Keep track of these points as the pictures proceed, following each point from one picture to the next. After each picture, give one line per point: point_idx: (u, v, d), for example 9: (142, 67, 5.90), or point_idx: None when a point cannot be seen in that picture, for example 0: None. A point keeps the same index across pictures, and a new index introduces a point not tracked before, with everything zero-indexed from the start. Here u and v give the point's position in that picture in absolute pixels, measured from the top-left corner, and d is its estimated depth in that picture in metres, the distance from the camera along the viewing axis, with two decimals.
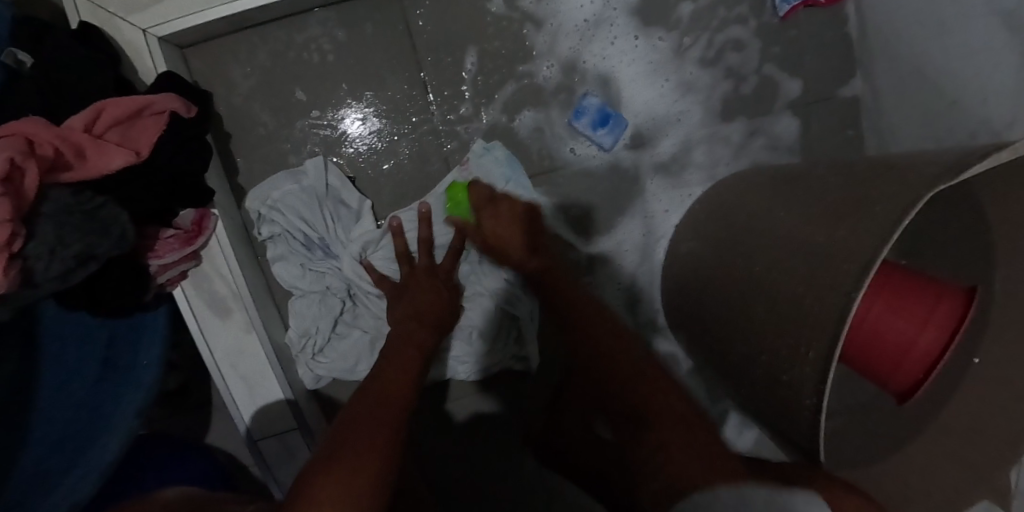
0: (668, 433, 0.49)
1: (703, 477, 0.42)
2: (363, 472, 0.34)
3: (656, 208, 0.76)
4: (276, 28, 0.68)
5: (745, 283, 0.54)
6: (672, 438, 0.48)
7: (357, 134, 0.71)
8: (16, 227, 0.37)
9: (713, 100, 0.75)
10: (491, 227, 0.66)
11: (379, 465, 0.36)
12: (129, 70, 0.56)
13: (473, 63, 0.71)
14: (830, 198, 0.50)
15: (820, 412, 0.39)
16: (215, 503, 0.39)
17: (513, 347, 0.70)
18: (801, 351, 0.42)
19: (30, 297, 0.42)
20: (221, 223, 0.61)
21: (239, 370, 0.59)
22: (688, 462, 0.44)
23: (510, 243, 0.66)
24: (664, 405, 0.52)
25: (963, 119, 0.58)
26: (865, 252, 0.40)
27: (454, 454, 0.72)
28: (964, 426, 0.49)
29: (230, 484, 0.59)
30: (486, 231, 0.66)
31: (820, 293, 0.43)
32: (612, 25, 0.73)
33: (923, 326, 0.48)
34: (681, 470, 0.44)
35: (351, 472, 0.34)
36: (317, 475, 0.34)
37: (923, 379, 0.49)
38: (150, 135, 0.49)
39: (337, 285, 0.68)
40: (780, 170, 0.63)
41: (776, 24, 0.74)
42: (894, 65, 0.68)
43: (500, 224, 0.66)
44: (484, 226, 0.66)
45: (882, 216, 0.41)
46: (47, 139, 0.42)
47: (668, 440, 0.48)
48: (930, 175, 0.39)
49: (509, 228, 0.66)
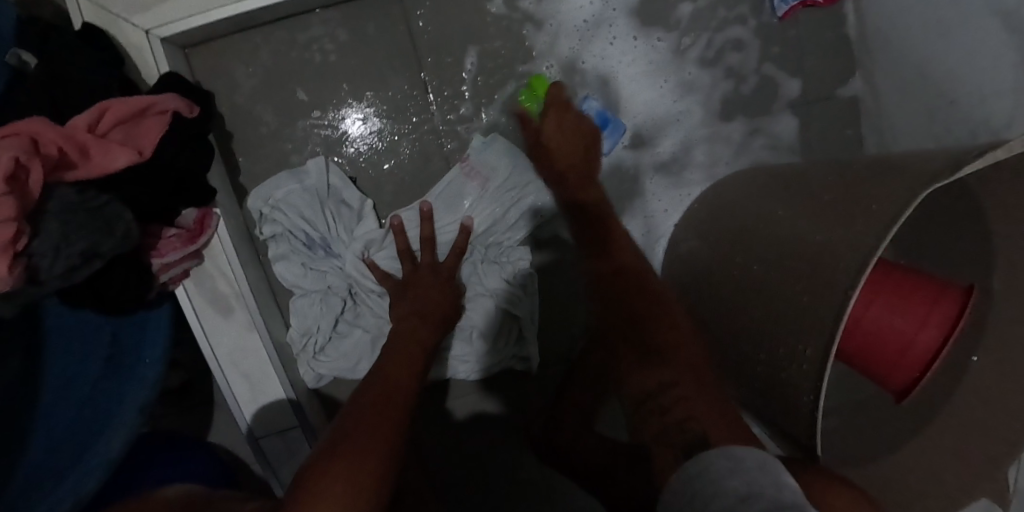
0: (681, 363, 0.49)
1: (708, 426, 0.40)
2: (361, 468, 0.34)
3: (656, 208, 0.76)
4: (278, 29, 0.69)
5: (744, 282, 0.54)
6: (687, 364, 0.49)
7: (358, 134, 0.71)
8: (20, 225, 0.37)
9: (713, 100, 0.75)
10: (556, 134, 0.69)
11: (379, 462, 0.36)
12: (132, 70, 0.56)
13: (473, 64, 0.71)
14: (828, 197, 0.50)
15: (818, 408, 0.39)
16: (218, 500, 0.40)
17: (514, 348, 0.70)
18: (800, 349, 0.43)
19: (34, 295, 0.43)
20: (223, 222, 0.61)
21: (241, 368, 0.59)
22: (695, 405, 0.44)
23: (564, 149, 0.69)
24: (682, 342, 0.51)
25: (962, 119, 0.58)
26: (863, 249, 0.40)
27: (454, 452, 0.73)
28: (964, 424, 0.49)
29: (232, 482, 0.60)
30: (546, 132, 0.69)
31: (818, 291, 0.43)
32: (612, 25, 0.73)
33: (921, 323, 0.48)
34: (689, 412, 0.43)
35: (350, 468, 0.34)
36: (317, 473, 0.34)
37: (919, 378, 0.49)
38: (153, 134, 0.49)
39: (339, 285, 0.69)
40: (779, 169, 0.64)
41: (776, 24, 0.75)
42: (893, 65, 0.68)
43: (563, 130, 0.69)
44: (547, 129, 0.69)
45: (880, 215, 0.41)
46: (51, 137, 0.42)
47: (680, 372, 0.49)
48: (927, 173, 0.39)
49: (568, 140, 0.69)
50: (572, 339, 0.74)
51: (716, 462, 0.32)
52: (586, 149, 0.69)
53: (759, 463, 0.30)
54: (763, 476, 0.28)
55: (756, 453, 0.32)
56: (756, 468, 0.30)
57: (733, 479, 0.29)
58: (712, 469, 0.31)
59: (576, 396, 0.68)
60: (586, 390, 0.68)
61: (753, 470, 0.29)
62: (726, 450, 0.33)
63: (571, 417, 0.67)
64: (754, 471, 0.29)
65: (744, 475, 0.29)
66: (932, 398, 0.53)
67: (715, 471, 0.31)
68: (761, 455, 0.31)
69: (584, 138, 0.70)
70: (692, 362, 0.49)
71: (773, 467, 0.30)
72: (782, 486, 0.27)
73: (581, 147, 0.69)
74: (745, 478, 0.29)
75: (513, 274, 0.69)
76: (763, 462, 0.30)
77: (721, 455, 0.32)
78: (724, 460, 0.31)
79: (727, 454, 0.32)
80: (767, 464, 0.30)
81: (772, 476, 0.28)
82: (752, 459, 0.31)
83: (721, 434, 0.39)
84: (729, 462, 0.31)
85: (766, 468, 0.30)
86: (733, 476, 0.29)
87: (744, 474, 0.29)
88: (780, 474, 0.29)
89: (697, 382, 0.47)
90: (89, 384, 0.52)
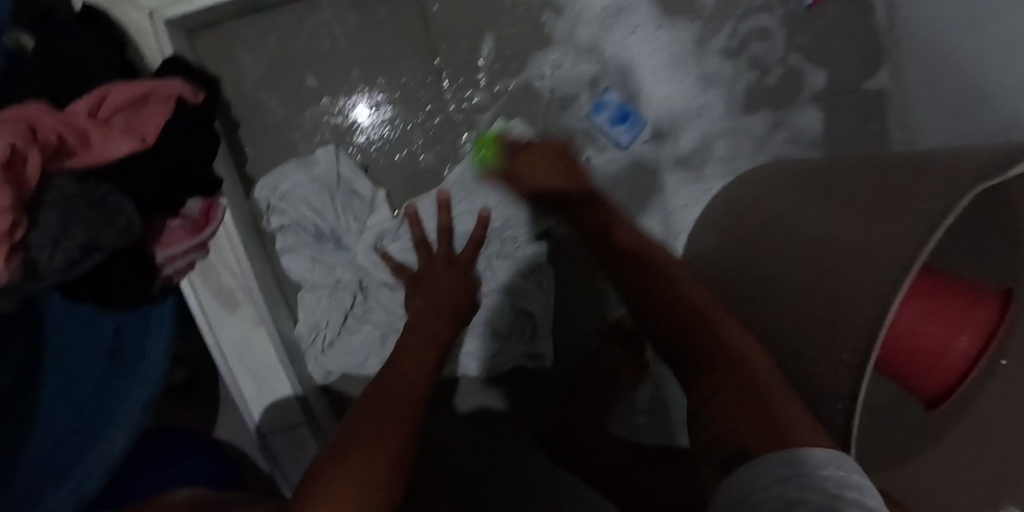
0: (708, 342, 0.42)
1: (747, 429, 0.34)
2: (378, 487, 0.33)
3: (675, 204, 0.74)
4: (287, 12, 0.66)
5: (770, 281, 0.52)
6: (720, 342, 0.41)
7: (369, 122, 0.69)
8: (18, 215, 0.35)
9: (736, 92, 0.72)
10: (527, 173, 0.65)
11: (393, 484, 0.34)
12: (133, 54, 0.54)
13: (489, 51, 0.69)
14: (864, 193, 0.48)
15: (855, 419, 0.37)
16: (227, 505, 0.38)
17: (527, 345, 0.68)
18: (834, 354, 0.41)
19: (31, 288, 0.41)
20: (228, 213, 0.58)
21: (247, 364, 0.57)
22: (749, 422, 0.35)
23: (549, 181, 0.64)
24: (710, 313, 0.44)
25: (997, 114, 0.55)
26: (903, 252, 0.38)
27: (463, 451, 0.71)
28: (997, 431, 0.47)
29: (239, 482, 0.58)
30: (518, 175, 0.65)
31: (856, 293, 0.41)
32: (633, 13, 0.71)
33: (957, 329, 0.47)
34: (730, 421, 0.36)
35: (366, 485, 0.32)
36: (349, 462, 0.33)
37: (955, 388, 0.48)
38: (156, 119, 0.47)
39: (348, 278, 0.66)
40: (805, 164, 0.62)
41: (802, 13, 0.72)
42: (923, 57, 0.66)
43: (537, 166, 0.64)
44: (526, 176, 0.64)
45: (923, 214, 0.39)
46: (49, 124, 0.40)
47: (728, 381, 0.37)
48: (975, 172, 0.38)
49: (550, 171, 0.64)
50: (585, 338, 0.72)
51: (769, 467, 0.29)
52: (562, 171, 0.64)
53: (808, 462, 0.29)
54: (817, 484, 0.27)
55: (801, 450, 0.30)
56: (810, 472, 0.28)
57: (784, 487, 0.28)
58: (761, 475, 0.29)
59: (589, 393, 0.66)
60: (598, 389, 0.67)
61: (803, 473, 0.28)
62: (780, 452, 0.30)
63: (587, 414, 0.66)
64: (807, 475, 0.27)
65: (794, 483, 0.28)
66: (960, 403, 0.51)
67: (766, 472, 0.30)
68: (807, 446, 0.30)
69: (558, 164, 0.64)
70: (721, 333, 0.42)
71: (829, 465, 0.28)
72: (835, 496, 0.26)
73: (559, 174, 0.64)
74: (795, 491, 0.27)
75: (527, 269, 0.67)
76: (812, 461, 0.28)
77: (771, 457, 0.30)
78: (773, 459, 0.30)
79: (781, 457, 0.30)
80: (824, 467, 0.28)
81: (827, 484, 0.27)
82: (803, 458, 0.29)
83: (759, 440, 0.33)
84: (781, 463, 0.29)
85: (818, 472, 0.28)
86: (786, 479, 0.28)
87: (793, 481, 0.28)
88: (833, 475, 0.27)
89: (734, 360, 0.40)
90: (92, 380, 0.51)
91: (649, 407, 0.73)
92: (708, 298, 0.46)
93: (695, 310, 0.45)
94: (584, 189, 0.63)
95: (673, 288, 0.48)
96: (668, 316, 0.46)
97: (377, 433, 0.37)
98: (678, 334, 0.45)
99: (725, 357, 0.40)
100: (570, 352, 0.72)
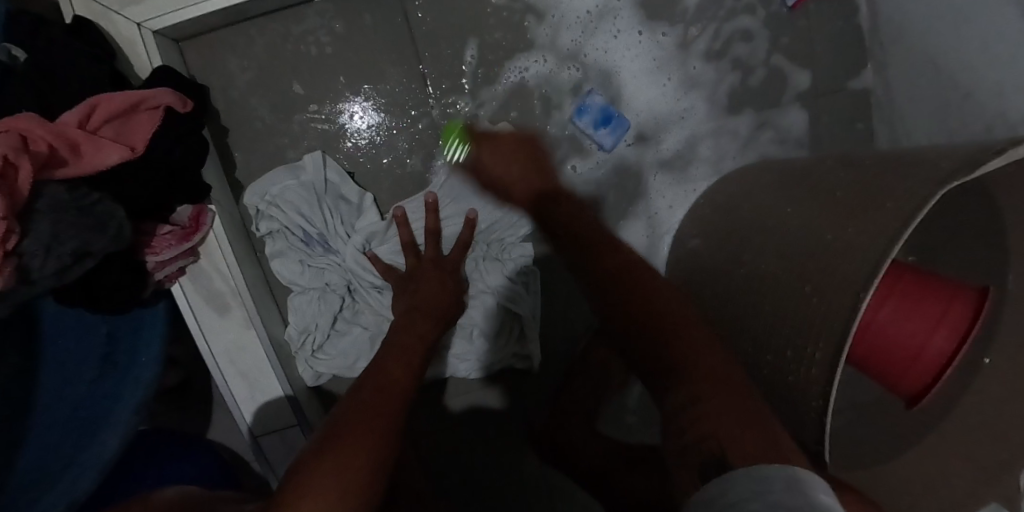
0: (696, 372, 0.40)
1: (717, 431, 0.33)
2: (361, 479, 0.34)
3: (660, 205, 0.74)
4: (274, 21, 0.68)
5: (748, 280, 0.53)
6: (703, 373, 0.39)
7: (356, 127, 0.70)
8: (11, 224, 0.36)
9: (720, 94, 0.73)
10: (488, 159, 0.68)
11: (374, 485, 0.35)
12: (122, 64, 0.55)
13: (473, 56, 0.70)
14: (838, 194, 0.49)
15: (828, 414, 0.38)
16: (215, 503, 0.39)
17: (515, 346, 0.69)
18: (808, 352, 0.41)
19: (26, 294, 0.42)
20: (218, 219, 0.60)
21: (238, 366, 0.59)
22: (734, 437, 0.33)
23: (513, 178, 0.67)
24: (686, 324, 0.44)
25: (980, 112, 0.56)
26: (874, 251, 0.39)
27: (453, 452, 0.72)
28: (976, 428, 0.47)
29: (231, 481, 0.58)
30: (484, 165, 0.68)
31: (828, 291, 0.42)
32: (615, 17, 0.71)
33: (933, 327, 0.47)
34: (711, 430, 0.34)
35: (348, 479, 0.33)
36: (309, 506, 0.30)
37: (931, 385, 0.48)
38: (145, 130, 0.48)
39: (337, 282, 0.68)
40: (786, 165, 0.62)
41: (785, 14, 0.73)
42: (906, 55, 0.66)
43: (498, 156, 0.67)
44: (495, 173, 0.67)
45: (893, 215, 0.40)
46: (41, 134, 0.41)
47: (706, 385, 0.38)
48: (945, 171, 0.38)
49: (507, 163, 0.67)
50: (573, 339, 0.73)
51: (742, 483, 0.28)
52: (522, 158, 0.68)
53: (788, 483, 0.26)
54: (791, 499, 0.25)
55: (782, 469, 0.28)
56: (783, 490, 0.26)
57: (756, 504, 0.25)
58: (727, 491, 0.28)
59: (577, 392, 0.67)
60: (586, 389, 0.67)
61: (781, 493, 0.25)
62: (754, 467, 0.29)
63: (575, 414, 0.66)
64: (784, 493, 0.25)
65: (767, 501, 0.25)
66: (943, 401, 0.52)
67: (734, 493, 0.27)
68: (791, 468, 0.28)
69: (518, 150, 0.68)
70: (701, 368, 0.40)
71: (802, 485, 0.26)
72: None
73: (516, 160, 0.67)
74: (768, 505, 0.25)
75: (514, 272, 0.68)
76: (790, 481, 0.27)
77: (745, 475, 0.28)
78: (746, 477, 0.28)
79: (753, 472, 0.28)
80: (796, 483, 0.26)
81: (807, 502, 0.24)
82: (780, 477, 0.27)
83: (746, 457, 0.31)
84: (751, 479, 0.27)
85: (794, 489, 0.26)
86: (756, 498, 0.26)
87: (766, 498, 0.25)
88: (814, 497, 0.25)
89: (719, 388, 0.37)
90: (85, 384, 0.52)
91: (638, 406, 0.74)
92: (694, 323, 0.44)
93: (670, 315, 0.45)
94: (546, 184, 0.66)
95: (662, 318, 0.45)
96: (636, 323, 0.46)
97: (357, 433, 0.37)
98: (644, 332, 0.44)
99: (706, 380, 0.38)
100: (558, 353, 0.73)
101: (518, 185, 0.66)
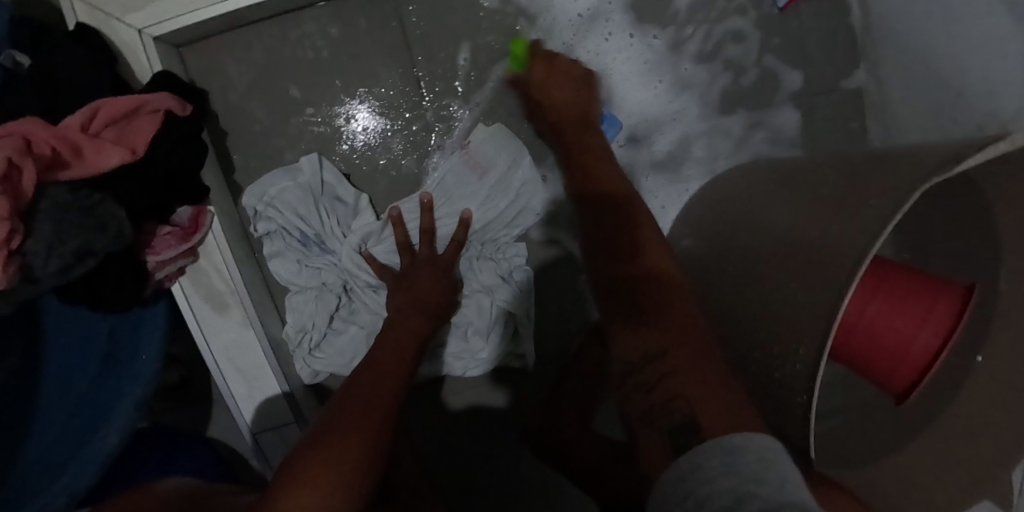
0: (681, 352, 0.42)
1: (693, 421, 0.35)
2: (355, 461, 0.36)
3: (653, 205, 0.75)
4: (272, 26, 0.69)
5: (737, 277, 0.54)
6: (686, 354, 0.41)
7: (352, 130, 0.71)
8: (14, 224, 0.38)
9: (712, 94, 0.74)
10: (547, 78, 0.66)
11: (364, 471, 0.36)
12: (123, 69, 0.56)
13: (466, 59, 0.71)
14: (824, 193, 0.49)
15: (812, 409, 0.38)
16: (212, 494, 0.40)
17: (509, 344, 0.69)
18: (793, 350, 0.42)
19: (30, 293, 0.43)
20: (216, 220, 0.61)
21: (237, 364, 0.60)
22: (703, 408, 0.37)
23: (562, 92, 0.65)
24: (665, 284, 0.48)
25: (970, 111, 0.56)
26: (856, 248, 0.39)
27: (449, 451, 0.73)
28: (965, 426, 0.47)
29: (229, 478, 0.60)
30: (537, 86, 0.66)
31: (812, 288, 0.42)
32: (608, 20, 0.72)
33: (919, 324, 0.48)
34: (685, 402, 0.38)
35: (343, 462, 0.35)
36: (300, 486, 0.32)
37: (919, 382, 0.48)
38: (145, 132, 0.49)
39: (334, 281, 0.69)
40: (777, 165, 0.63)
41: (777, 15, 0.73)
42: (898, 55, 0.67)
43: (557, 77, 0.66)
44: (547, 90, 0.65)
45: (874, 212, 0.40)
46: (44, 138, 0.43)
47: (682, 353, 0.41)
48: (927, 167, 0.38)
49: (567, 87, 0.65)
50: (567, 339, 0.73)
51: (711, 457, 0.30)
52: (581, 93, 0.66)
53: (759, 454, 0.29)
54: (762, 473, 0.28)
55: (745, 438, 0.31)
56: (752, 461, 0.29)
57: (729, 480, 0.28)
58: (702, 465, 0.30)
59: (573, 391, 0.68)
60: (581, 387, 0.68)
61: (751, 466, 0.28)
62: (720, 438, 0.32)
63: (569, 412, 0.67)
64: (751, 464, 0.28)
65: (739, 476, 0.28)
66: (934, 399, 0.52)
67: (709, 468, 0.30)
68: (764, 439, 0.31)
69: (579, 86, 0.66)
70: (681, 332, 0.43)
71: (769, 452, 0.30)
72: (784, 487, 0.26)
73: (575, 93, 0.66)
74: (742, 480, 0.28)
75: (508, 271, 0.69)
76: (759, 451, 0.30)
77: (714, 445, 0.31)
78: (716, 449, 0.31)
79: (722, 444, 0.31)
80: (764, 452, 0.30)
81: (776, 474, 0.28)
82: (750, 449, 0.30)
83: (710, 428, 0.35)
84: (723, 453, 0.30)
85: (761, 458, 0.29)
86: (729, 473, 0.29)
87: (738, 472, 0.28)
88: (777, 461, 0.29)
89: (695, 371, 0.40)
90: (86, 381, 0.53)
91: None
92: (677, 288, 0.48)
93: (649, 278, 0.49)
94: (589, 116, 0.65)
95: (662, 295, 0.47)
96: (623, 286, 0.50)
97: (348, 424, 0.38)
98: (629, 297, 0.48)
99: (686, 355, 0.41)
100: (552, 351, 0.73)
101: (566, 105, 0.65)
